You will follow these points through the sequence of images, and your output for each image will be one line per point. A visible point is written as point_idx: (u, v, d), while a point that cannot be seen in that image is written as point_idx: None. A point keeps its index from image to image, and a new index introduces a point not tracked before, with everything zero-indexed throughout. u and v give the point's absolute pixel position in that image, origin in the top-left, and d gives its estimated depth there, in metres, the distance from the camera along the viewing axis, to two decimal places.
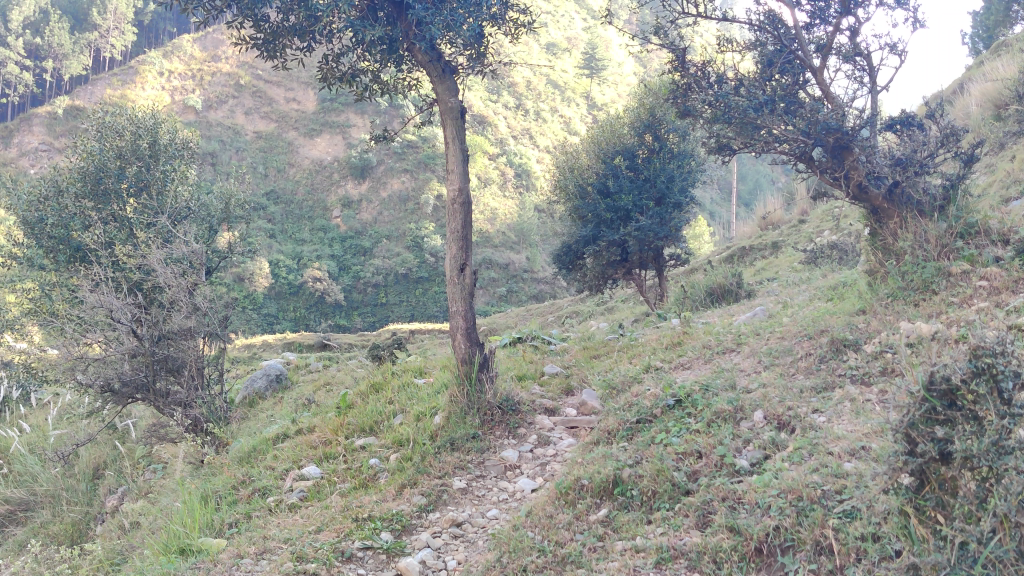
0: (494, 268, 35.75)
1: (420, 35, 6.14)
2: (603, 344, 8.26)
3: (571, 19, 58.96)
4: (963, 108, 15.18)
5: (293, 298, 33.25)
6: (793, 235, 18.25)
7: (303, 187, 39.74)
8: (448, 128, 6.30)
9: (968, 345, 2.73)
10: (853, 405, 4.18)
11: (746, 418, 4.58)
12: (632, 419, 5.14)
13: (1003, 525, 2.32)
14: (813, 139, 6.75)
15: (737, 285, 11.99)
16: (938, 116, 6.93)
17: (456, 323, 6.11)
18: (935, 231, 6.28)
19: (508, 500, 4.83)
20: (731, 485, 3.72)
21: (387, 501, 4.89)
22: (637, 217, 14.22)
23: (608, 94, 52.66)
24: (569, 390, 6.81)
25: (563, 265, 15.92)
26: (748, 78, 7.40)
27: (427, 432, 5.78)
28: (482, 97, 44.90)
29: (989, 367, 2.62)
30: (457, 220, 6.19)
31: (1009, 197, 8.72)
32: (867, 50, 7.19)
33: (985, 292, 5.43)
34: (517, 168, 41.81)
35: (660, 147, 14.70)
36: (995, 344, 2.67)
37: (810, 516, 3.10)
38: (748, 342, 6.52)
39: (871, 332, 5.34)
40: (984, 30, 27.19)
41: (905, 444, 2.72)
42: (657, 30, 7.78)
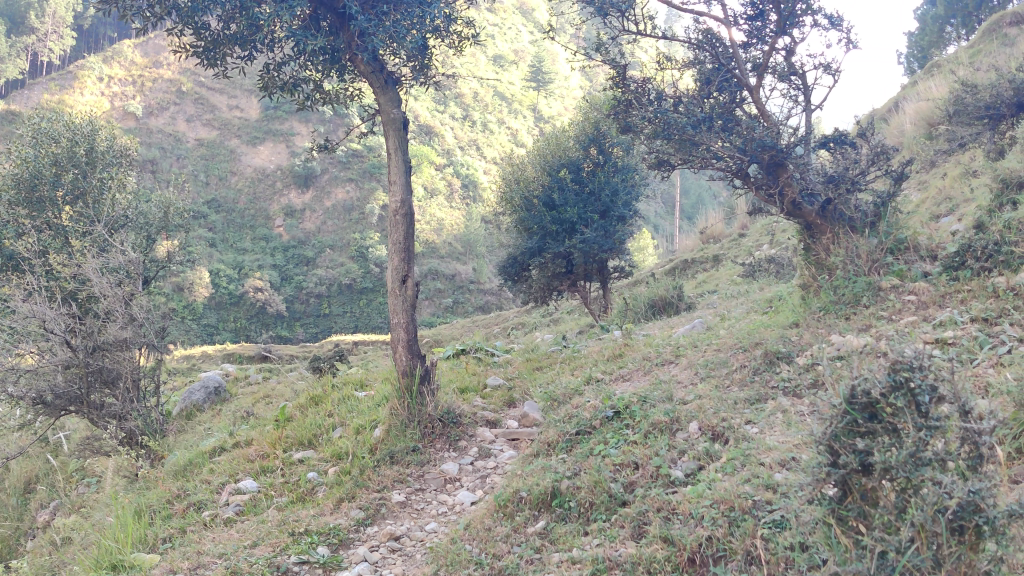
0: (440, 279, 35.95)
1: (362, 46, 6.14)
2: (546, 356, 8.32)
3: (519, 32, 58.98)
4: (896, 127, 15.60)
5: (233, 308, 32.79)
6: (733, 249, 18.59)
7: (244, 196, 39.25)
8: (390, 139, 6.29)
9: (888, 359, 2.75)
10: (785, 417, 4.29)
11: (681, 429, 4.66)
12: (572, 432, 5.18)
13: (920, 534, 2.39)
14: (749, 156, 6.86)
15: (678, 297, 12.16)
16: (869, 135, 7.10)
17: (398, 335, 6.09)
18: (867, 248, 6.47)
19: (448, 513, 4.82)
20: (666, 495, 3.79)
21: (324, 515, 4.84)
22: (582, 229, 14.37)
23: (555, 107, 53.07)
24: (511, 402, 6.83)
25: (509, 276, 16.00)
26: (686, 96, 7.51)
27: (366, 445, 5.75)
28: (429, 107, 44.87)
29: (907, 381, 2.63)
30: (399, 231, 6.17)
31: (938, 213, 9.00)
32: (802, 70, 7.39)
33: (913, 306, 5.62)
34: (463, 179, 41.88)
35: (604, 160, 14.85)
36: (913, 358, 2.69)
37: (741, 526, 3.17)
38: (686, 354, 6.63)
39: (804, 345, 5.47)
40: (918, 49, 28.04)
41: (828, 456, 2.78)
42: (597, 47, 7.86)
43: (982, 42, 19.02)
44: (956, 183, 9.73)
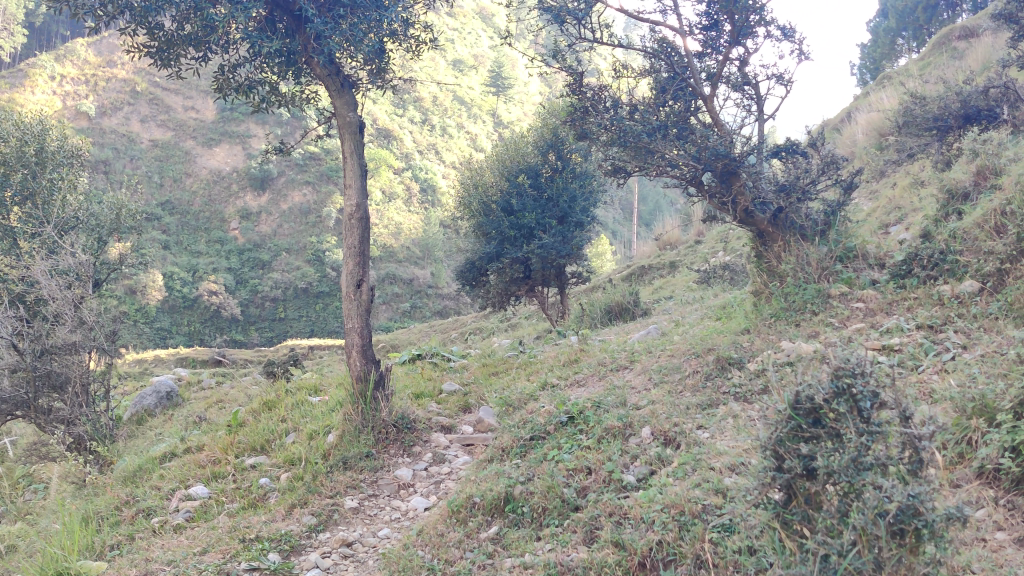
0: (398, 283, 35.84)
1: (319, 49, 6.10)
2: (503, 361, 8.33)
3: (478, 36, 58.91)
4: (848, 136, 15.88)
5: (187, 312, 32.35)
6: (689, 255, 18.78)
7: (199, 199, 38.76)
8: (346, 143, 6.26)
9: (831, 365, 2.81)
10: (735, 422, 4.34)
11: (634, 434, 4.69)
12: (526, 437, 5.18)
13: (862, 537, 2.42)
14: (703, 164, 6.95)
15: (634, 303, 12.25)
16: (820, 144, 7.23)
17: (352, 340, 6.06)
18: (817, 255, 6.59)
19: (401, 519, 4.81)
20: (618, 500, 3.81)
21: (276, 521, 4.80)
22: (540, 235, 14.41)
23: (514, 112, 53.18)
24: (467, 407, 6.83)
25: (466, 282, 16.01)
26: (642, 104, 7.58)
27: (320, 451, 5.71)
28: (388, 110, 44.67)
29: (849, 388, 2.69)
30: (354, 235, 6.14)
31: (887, 222, 9.17)
32: (755, 80, 7.50)
33: (862, 313, 5.74)
34: (422, 183, 41.78)
35: (562, 166, 14.91)
36: (855, 365, 2.75)
37: (691, 531, 3.21)
38: (640, 360, 6.68)
39: (755, 351, 5.55)
40: (871, 61, 28.58)
41: (774, 460, 2.81)
42: (555, 54, 7.90)
43: (932, 55, 19.42)
44: (905, 193, 9.92)
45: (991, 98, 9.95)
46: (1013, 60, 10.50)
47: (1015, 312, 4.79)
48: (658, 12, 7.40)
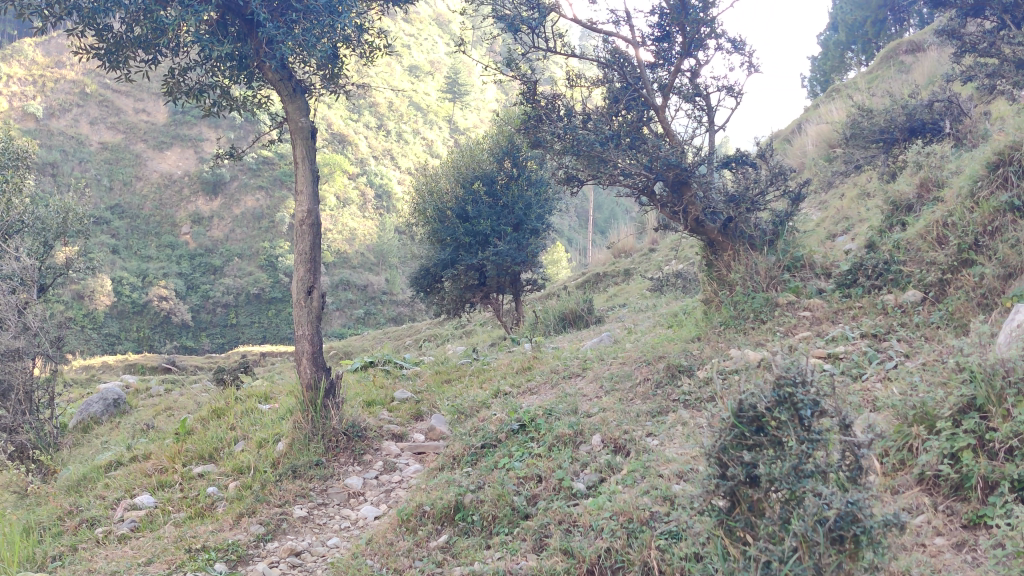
0: (351, 290, 35.67)
1: (271, 53, 6.06)
2: (455, 368, 8.32)
3: (435, 43, 58.74)
4: (798, 147, 16.13)
5: (136, 318, 31.82)
6: (643, 264, 18.91)
7: (149, 203, 38.13)
8: (297, 147, 6.22)
9: (772, 374, 2.85)
10: (684, 429, 4.39)
11: (585, 442, 4.71)
12: (477, 445, 5.18)
13: (802, 543, 2.46)
14: (654, 174, 7.01)
15: (588, 311, 12.30)
16: (769, 156, 7.34)
17: (302, 346, 6.01)
18: (765, 264, 6.70)
19: (351, 528, 4.78)
20: (567, 508, 3.83)
21: (223, 531, 4.73)
22: (495, 242, 14.42)
23: (470, 119, 53.15)
24: (418, 415, 6.81)
25: (421, 287, 15.69)
26: (595, 113, 7.63)
27: (269, 459, 5.65)
28: (343, 115, 44.33)
29: (790, 397, 2.74)
30: (305, 241, 6.10)
31: (835, 232, 9.33)
32: (706, 91, 7.61)
33: (808, 322, 5.84)
34: (376, 189, 41.58)
35: (517, 173, 14.95)
36: (796, 374, 2.80)
37: (639, 538, 3.24)
38: (593, 367, 6.72)
39: (705, 358, 5.61)
40: (821, 74, 29.05)
41: (718, 467, 2.84)
42: (508, 62, 7.91)
43: (880, 68, 19.78)
44: (853, 204, 10.10)
45: (936, 111, 10.11)
46: (956, 74, 10.73)
47: (955, 322, 4.92)
48: (611, 23, 7.47)
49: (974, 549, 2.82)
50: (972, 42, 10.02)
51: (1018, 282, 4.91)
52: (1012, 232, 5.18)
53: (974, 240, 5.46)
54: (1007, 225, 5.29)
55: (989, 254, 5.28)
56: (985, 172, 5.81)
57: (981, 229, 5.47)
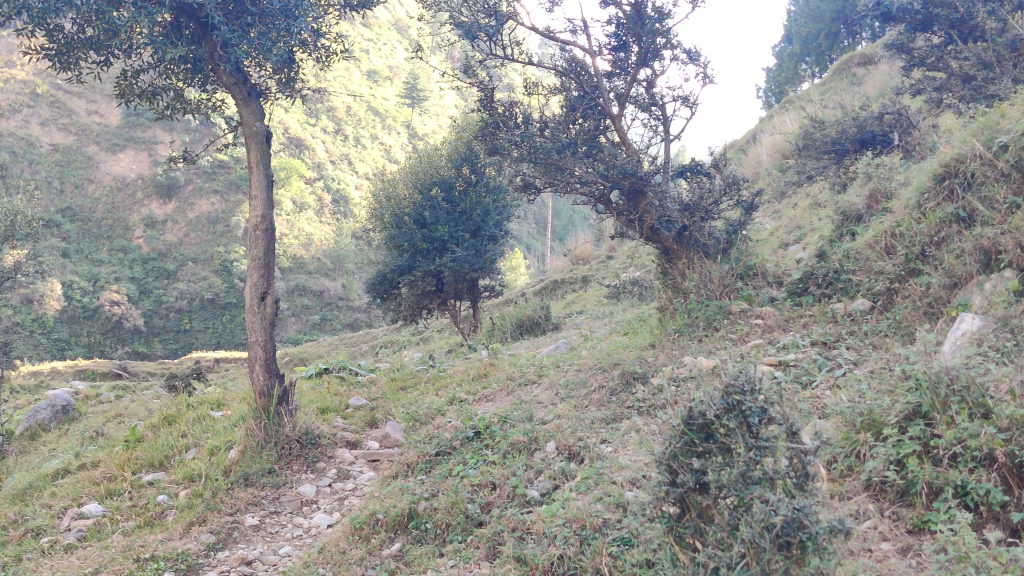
0: (307, 295, 35.43)
1: (226, 57, 6.00)
2: (411, 375, 8.29)
3: (393, 48, 58.54)
4: (753, 157, 16.34)
5: (87, 323, 31.29)
6: (601, 270, 19.01)
7: (101, 206, 37.48)
8: (252, 152, 6.16)
9: (721, 383, 2.90)
10: (638, 436, 4.42)
11: (539, 449, 4.73)
12: (431, 452, 5.16)
13: (750, 550, 2.49)
14: (611, 182, 7.06)
15: (545, 317, 12.34)
16: (723, 165, 7.44)
17: (255, 353, 5.95)
18: (719, 273, 6.78)
19: (303, 536, 4.73)
20: (521, 515, 3.84)
21: (173, 540, 4.66)
22: (453, 248, 14.40)
23: (429, 125, 53.04)
24: (373, 422, 6.77)
25: (378, 294, 15.63)
26: (552, 121, 7.66)
27: (220, 467, 5.58)
28: (301, 119, 43.90)
29: (738, 404, 2.79)
30: (259, 247, 6.03)
31: (787, 242, 9.46)
32: (661, 101, 7.68)
33: (760, 330, 5.92)
34: (333, 194, 41.33)
35: (475, 180, 14.95)
36: (744, 382, 2.85)
37: (591, 545, 3.26)
38: (548, 375, 6.73)
39: (659, 366, 5.66)
40: (775, 85, 29.47)
41: (668, 475, 2.86)
42: (466, 69, 7.91)
43: (833, 81, 20.09)
44: (805, 213, 10.25)
45: (886, 123, 10.31)
46: (906, 88, 10.94)
47: (902, 330, 5.02)
48: (568, 31, 7.50)
49: (919, 554, 2.88)
50: (921, 56, 10.26)
51: (963, 292, 5.03)
52: (957, 243, 5.30)
53: (921, 250, 5.58)
54: (953, 236, 5.41)
55: (935, 264, 5.39)
56: (931, 183, 5.93)
57: (928, 239, 5.59)
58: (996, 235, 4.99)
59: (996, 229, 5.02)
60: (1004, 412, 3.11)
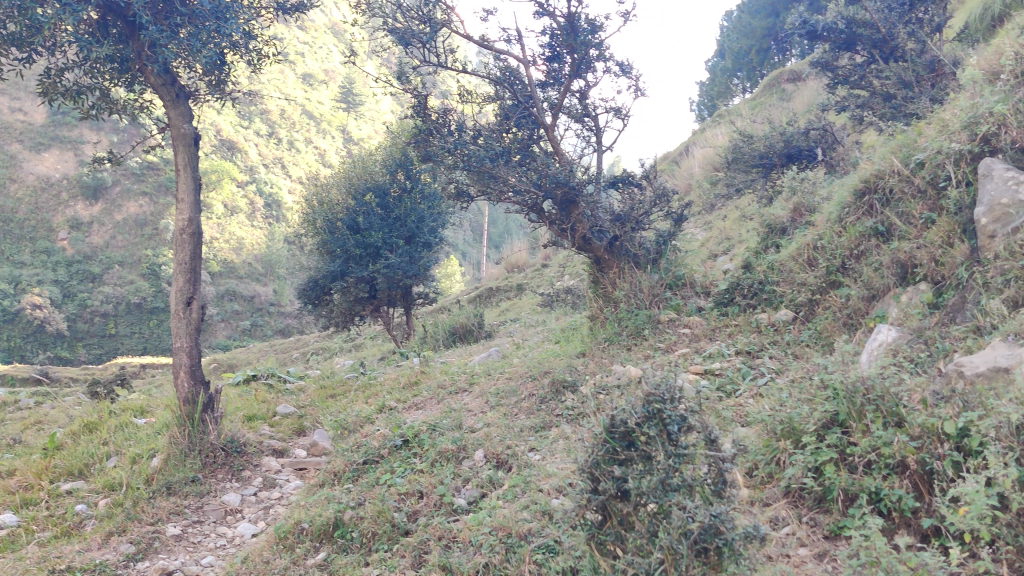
0: (237, 300, 34.93)
1: (153, 57, 5.88)
2: (341, 383, 8.20)
3: (329, 52, 57.97)
4: (684, 169, 16.60)
5: (7, 326, 30.47)
6: (535, 279, 19.09)
7: (24, 206, 36.39)
8: (179, 154, 6.04)
9: (642, 391, 2.96)
10: (565, 443, 4.47)
11: (467, 457, 4.73)
12: (359, 461, 5.11)
13: (669, 556, 2.52)
14: (543, 191, 7.09)
15: (478, 325, 12.35)
16: (654, 177, 7.55)
17: (179, 359, 5.84)
18: (649, 282, 6.90)
19: (227, 546, 4.65)
20: (447, 524, 3.84)
21: (90, 550, 4.52)
22: (386, 254, 14.33)
23: (364, 129, 52.69)
24: (301, 430, 6.69)
25: (309, 300, 15.32)
26: (485, 129, 7.68)
27: (142, 475, 5.42)
28: (233, 121, 43.02)
29: (659, 413, 2.85)
30: (185, 251, 5.92)
31: (716, 253, 9.64)
32: (594, 112, 7.78)
33: (688, 339, 6.03)
34: (266, 198, 40.73)
35: (410, 186, 14.91)
36: (665, 391, 2.91)
37: (516, 553, 3.28)
38: (479, 383, 6.74)
39: (588, 374, 5.71)
40: (708, 98, 29.98)
41: (590, 483, 2.88)
42: (400, 74, 7.87)
43: (762, 96, 20.53)
44: (735, 225, 10.46)
45: (812, 139, 10.62)
46: (830, 104, 11.24)
47: (822, 340, 5.17)
48: (503, 41, 7.54)
49: (834, 559, 2.95)
50: (844, 75, 10.54)
51: (881, 304, 5.19)
52: (875, 257, 5.46)
53: (842, 263, 5.75)
54: (871, 249, 5.59)
55: (855, 277, 5.56)
56: (852, 198, 6.10)
57: (848, 253, 5.77)
58: (912, 249, 5.16)
59: (912, 244, 5.19)
60: (916, 420, 3.20)
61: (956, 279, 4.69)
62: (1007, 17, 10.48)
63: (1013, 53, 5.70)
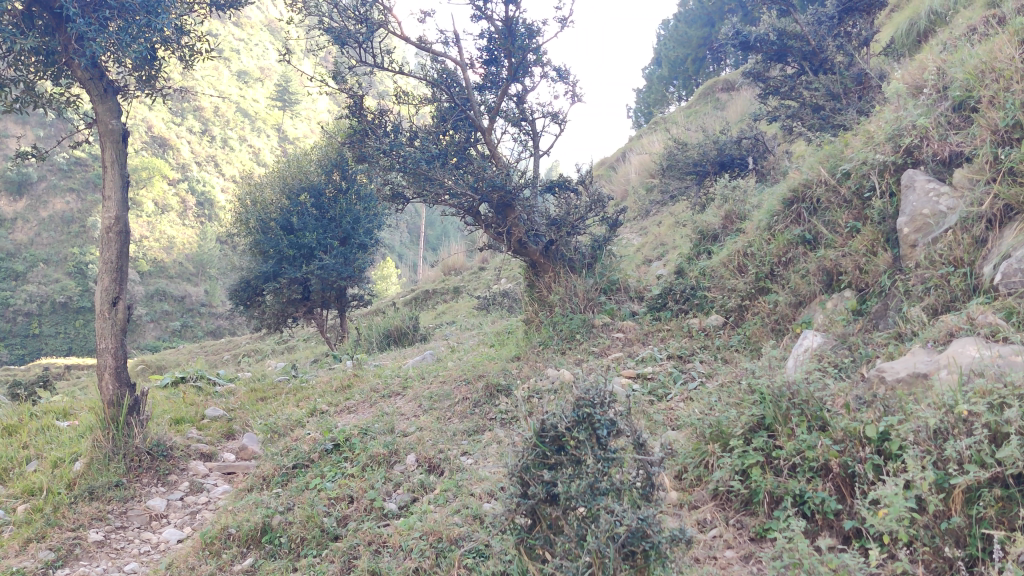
0: (168, 300, 34.29)
1: (80, 51, 5.72)
2: (272, 386, 8.09)
3: (265, 49, 57.14)
4: (621, 175, 16.75)
5: None
6: (472, 282, 19.08)
7: None
8: (106, 151, 5.88)
9: (572, 396, 2.97)
10: (498, 447, 4.48)
11: (399, 461, 4.70)
12: (288, 465, 5.05)
13: (597, 560, 2.52)
14: (480, 194, 7.08)
15: (413, 328, 12.28)
16: (589, 182, 7.61)
17: (104, 361, 5.68)
18: (583, 287, 6.96)
19: (151, 552, 4.55)
20: (378, 529, 3.81)
21: (7, 558, 4.37)
22: (320, 255, 14.17)
23: (300, 129, 52.07)
24: (230, 434, 6.59)
25: (240, 301, 15.10)
26: (422, 130, 7.64)
27: (63, 480, 5.28)
28: (165, 117, 42.13)
29: (589, 417, 2.87)
30: (112, 250, 5.76)
31: (650, 258, 9.74)
32: (531, 117, 7.81)
33: (621, 343, 6.09)
34: (198, 197, 39.98)
35: (345, 187, 14.78)
36: (595, 396, 2.93)
37: (447, 558, 3.27)
38: (412, 386, 6.71)
39: (522, 377, 5.73)
40: (645, 105, 30.34)
41: (520, 487, 2.89)
42: (336, 74, 7.78)
43: (698, 104, 20.83)
44: (669, 231, 10.60)
45: (744, 147, 10.80)
46: (762, 114, 11.42)
47: (751, 345, 5.27)
48: (441, 43, 7.52)
49: (760, 560, 3.00)
50: (775, 85, 10.72)
51: (807, 310, 5.32)
52: (802, 264, 5.59)
53: (770, 270, 5.87)
54: (799, 257, 5.71)
55: (783, 283, 5.68)
56: (781, 207, 6.23)
57: (777, 260, 5.88)
58: (837, 257, 5.28)
59: (837, 252, 5.32)
60: (839, 425, 3.27)
61: (879, 286, 4.83)
62: (932, 32, 10.78)
63: (936, 68, 5.87)
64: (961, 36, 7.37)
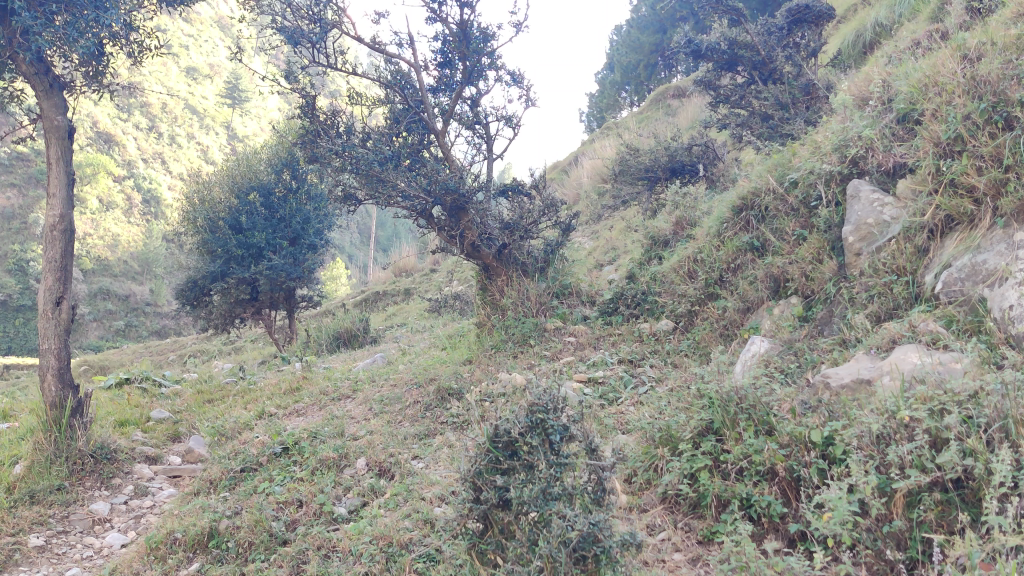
0: (111, 300, 33.63)
1: (26, 45, 5.58)
2: (219, 387, 7.98)
3: (215, 46, 56.43)
4: (573, 179, 16.84)
5: None
6: (423, 284, 19.03)
7: None
8: (51, 147, 5.74)
9: (525, 402, 3.00)
10: (449, 451, 4.48)
11: (349, 465, 4.67)
12: (236, 469, 4.99)
13: (548, 564, 2.52)
14: (433, 197, 7.06)
15: (363, 330, 12.20)
16: (542, 186, 7.64)
17: (46, 361, 5.56)
18: (535, 291, 7.00)
19: (94, 557, 4.46)
20: (327, 533, 3.79)
21: None
22: (269, 255, 14.01)
23: (249, 127, 51.48)
24: (176, 437, 6.50)
25: (187, 301, 14.87)
26: (375, 132, 7.58)
27: (3, 483, 5.15)
28: (111, 113, 41.31)
29: (541, 423, 2.89)
30: (55, 249, 5.63)
31: (601, 263, 9.80)
32: (484, 120, 7.82)
33: (572, 347, 6.13)
34: (144, 194, 39.27)
35: (295, 187, 14.63)
36: (547, 402, 2.96)
37: (397, 562, 3.26)
38: (363, 389, 6.67)
39: (473, 381, 5.73)
40: (597, 110, 30.56)
41: (472, 492, 2.90)
42: (288, 74, 7.66)
43: (649, 110, 21.04)
44: (621, 235, 10.68)
45: (694, 154, 10.92)
46: (712, 121, 11.56)
47: (699, 350, 5.34)
48: (394, 44, 7.47)
49: (707, 563, 3.04)
50: (725, 94, 10.85)
51: (754, 316, 5.40)
52: (751, 270, 5.68)
53: (719, 276, 5.96)
54: (747, 263, 5.80)
55: (731, 289, 5.77)
56: (730, 215, 6.31)
57: (726, 266, 5.97)
58: (784, 264, 5.37)
59: (785, 259, 5.41)
60: (785, 429, 3.34)
61: (825, 293, 4.92)
62: (877, 45, 11.03)
63: (882, 81, 6.00)
64: (906, 49, 7.53)
